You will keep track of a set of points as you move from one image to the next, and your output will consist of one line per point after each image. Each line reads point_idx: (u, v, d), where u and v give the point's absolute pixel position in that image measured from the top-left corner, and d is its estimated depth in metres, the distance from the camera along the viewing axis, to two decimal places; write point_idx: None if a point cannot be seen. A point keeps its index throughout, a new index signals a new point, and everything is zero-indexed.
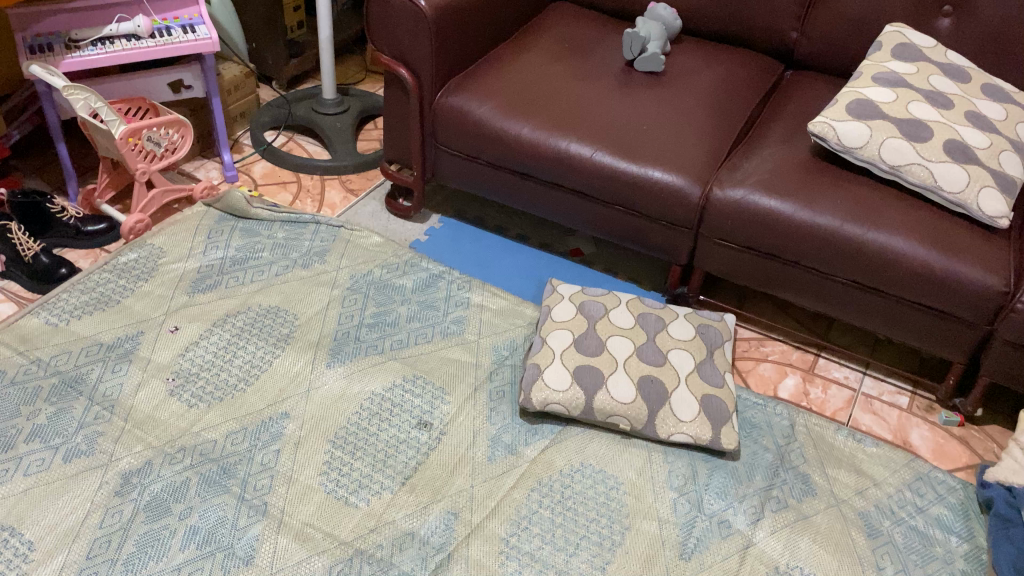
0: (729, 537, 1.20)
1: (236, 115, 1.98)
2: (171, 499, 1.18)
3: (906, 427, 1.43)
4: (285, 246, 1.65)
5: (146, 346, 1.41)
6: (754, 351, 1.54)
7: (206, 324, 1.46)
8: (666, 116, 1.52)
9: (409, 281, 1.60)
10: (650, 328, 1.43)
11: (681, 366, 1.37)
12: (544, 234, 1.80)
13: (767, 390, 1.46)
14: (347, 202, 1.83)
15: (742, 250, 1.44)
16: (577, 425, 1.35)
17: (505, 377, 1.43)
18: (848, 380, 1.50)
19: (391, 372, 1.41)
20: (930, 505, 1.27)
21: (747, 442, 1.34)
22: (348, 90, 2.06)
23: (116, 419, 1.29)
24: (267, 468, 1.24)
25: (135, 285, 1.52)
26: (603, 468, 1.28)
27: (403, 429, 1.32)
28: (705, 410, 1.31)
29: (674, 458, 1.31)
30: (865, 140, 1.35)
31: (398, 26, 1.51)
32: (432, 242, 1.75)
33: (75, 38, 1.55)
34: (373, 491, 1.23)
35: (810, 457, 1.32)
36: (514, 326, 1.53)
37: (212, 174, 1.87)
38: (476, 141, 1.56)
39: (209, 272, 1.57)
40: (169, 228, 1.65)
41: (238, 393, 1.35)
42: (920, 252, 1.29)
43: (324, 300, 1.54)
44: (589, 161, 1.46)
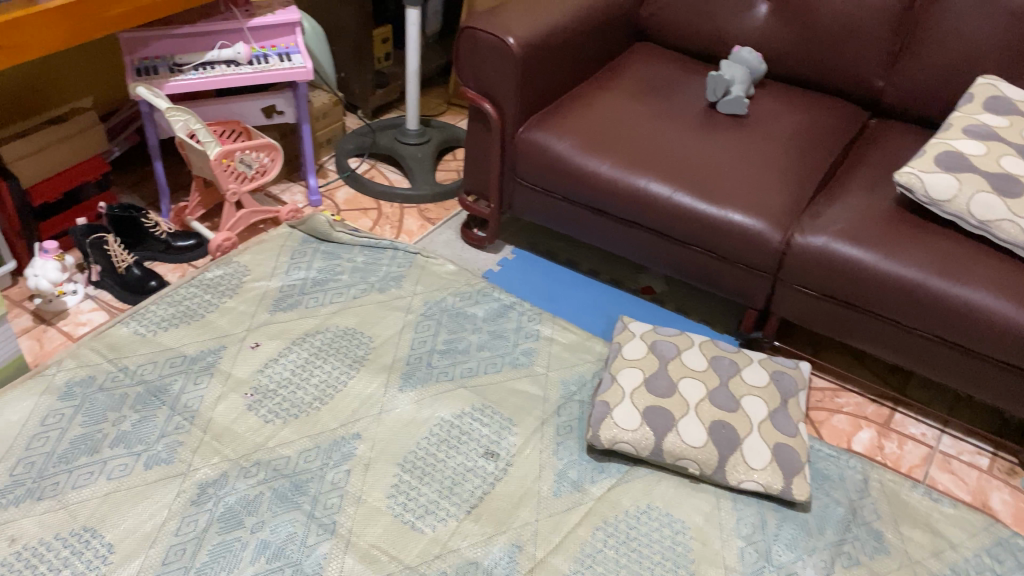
0: None
1: (322, 141, 2.05)
2: (244, 512, 1.21)
3: (986, 490, 1.38)
4: (363, 270, 1.69)
5: (228, 360, 1.46)
6: (828, 402, 1.51)
7: (285, 341, 1.50)
8: (748, 160, 1.52)
9: (481, 310, 1.62)
10: (723, 372, 1.41)
11: (754, 413, 1.35)
12: (616, 271, 1.80)
13: (840, 442, 1.43)
14: (424, 230, 1.87)
15: (820, 297, 1.42)
16: (645, 466, 1.34)
17: (573, 412, 1.43)
18: (925, 437, 1.46)
19: (461, 400, 1.43)
20: (1010, 573, 1.22)
21: (818, 494, 1.32)
22: (430, 122, 2.11)
23: (195, 430, 1.33)
24: (337, 487, 1.27)
25: (220, 301, 1.57)
26: (670, 511, 1.27)
27: (470, 457, 1.33)
28: (777, 459, 1.29)
29: (742, 506, 1.29)
30: (953, 193, 1.32)
31: (486, 62, 1.54)
32: (505, 273, 1.77)
33: (179, 62, 1.62)
34: (439, 517, 1.24)
35: (883, 513, 1.29)
36: (584, 361, 1.53)
37: (297, 198, 1.93)
38: (555, 177, 1.58)
39: (290, 291, 1.62)
40: (254, 248, 1.71)
41: (313, 411, 1.38)
42: (1008, 309, 1.25)
43: (399, 325, 1.57)
44: (668, 201, 1.46)
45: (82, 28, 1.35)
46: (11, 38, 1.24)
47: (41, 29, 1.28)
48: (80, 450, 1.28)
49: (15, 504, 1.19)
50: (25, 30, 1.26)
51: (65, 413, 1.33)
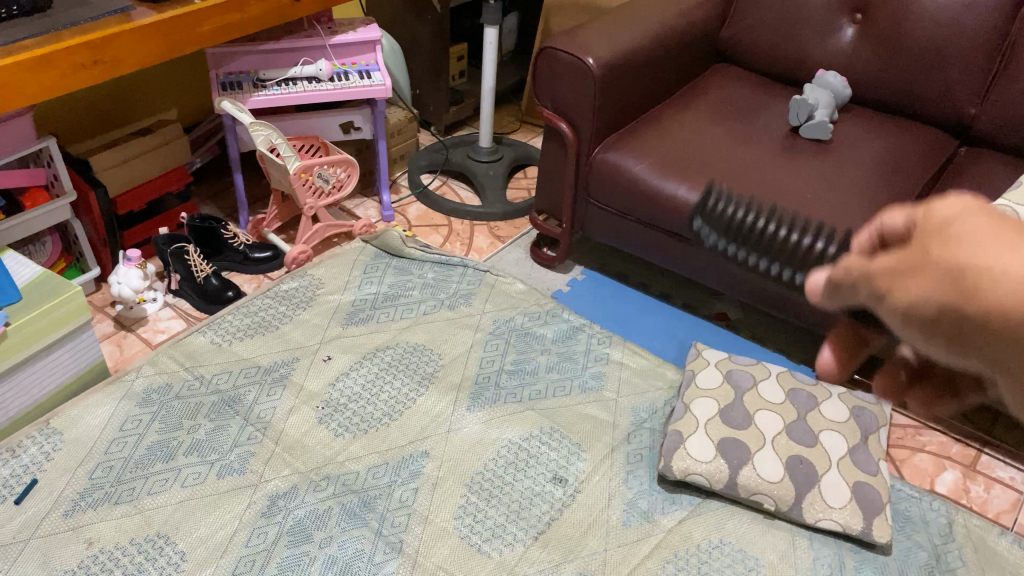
0: None
1: (396, 157, 2.07)
2: (313, 527, 1.22)
3: None
4: (434, 287, 1.69)
5: (300, 372, 1.47)
6: (909, 440, 1.45)
7: (357, 355, 1.51)
8: (832, 186, 1.48)
9: (550, 331, 1.61)
10: (800, 405, 1.38)
11: (833, 449, 1.31)
12: (688, 295, 1.77)
13: (923, 483, 1.37)
14: (494, 247, 1.87)
15: None
16: (717, 499, 1.31)
17: (643, 440, 1.41)
18: (1014, 481, 1.39)
19: (529, 423, 1.41)
20: None
21: (900, 536, 1.26)
22: (502, 139, 2.11)
23: (267, 441, 1.34)
24: (404, 505, 1.26)
25: (293, 313, 1.59)
26: (743, 547, 1.23)
27: (538, 482, 1.31)
28: (857, 499, 1.25)
29: (820, 546, 1.24)
30: None
31: (564, 82, 1.53)
32: (574, 293, 1.75)
33: (263, 78, 1.66)
34: (506, 541, 1.22)
35: (969, 560, 1.23)
36: (655, 388, 1.50)
37: (370, 213, 1.94)
38: (631, 199, 1.56)
39: (362, 306, 1.63)
40: (328, 261, 1.73)
41: (382, 427, 1.38)
42: None
43: (468, 343, 1.56)
44: (748, 227, 1.43)
45: (175, 44, 1.38)
46: (107, 53, 1.28)
47: (136, 44, 1.31)
48: (156, 456, 1.30)
49: (93, 507, 1.22)
50: (121, 44, 1.29)
51: (142, 419, 1.35)
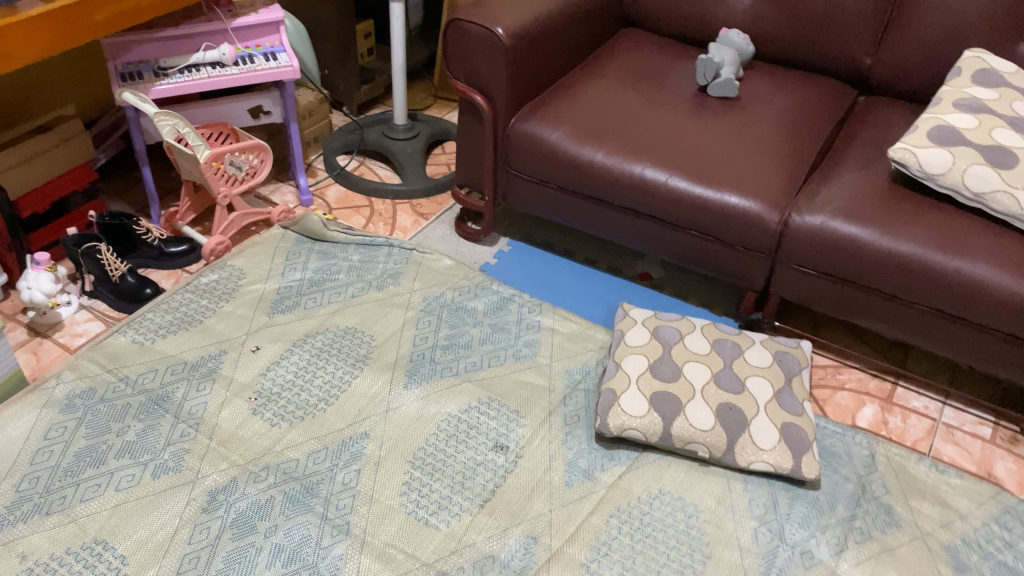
0: (812, 569, 1.18)
1: (309, 139, 2.03)
2: (257, 517, 1.21)
3: (991, 459, 1.38)
4: (360, 269, 1.68)
5: (229, 365, 1.44)
6: (830, 379, 1.52)
7: (286, 344, 1.49)
8: (742, 142, 1.52)
9: (480, 304, 1.61)
10: (726, 355, 1.43)
11: (760, 394, 1.36)
12: (613, 258, 1.79)
13: (845, 419, 1.44)
14: (418, 225, 1.85)
15: (820, 276, 1.43)
16: (654, 451, 1.35)
17: (580, 401, 1.44)
18: (927, 409, 1.47)
19: (467, 395, 1.42)
20: (1018, 539, 1.24)
21: (827, 471, 1.33)
22: (416, 116, 2.10)
23: (201, 436, 1.32)
24: (348, 487, 1.26)
25: (216, 306, 1.56)
26: (682, 496, 1.27)
27: (480, 451, 1.33)
28: (786, 439, 1.30)
29: (753, 486, 1.30)
30: (947, 167, 1.33)
31: (475, 53, 1.53)
32: (502, 265, 1.75)
33: (164, 66, 1.60)
34: (452, 512, 1.24)
35: (892, 487, 1.30)
36: (587, 350, 1.53)
37: (287, 198, 1.90)
38: (549, 166, 1.57)
39: (287, 293, 1.60)
40: (247, 251, 1.69)
41: (319, 412, 1.37)
42: (1007, 280, 1.26)
43: (399, 322, 1.56)
44: (666, 187, 1.46)
45: (67, 37, 1.33)
46: None
47: (25, 37, 1.26)
48: (85, 462, 1.26)
49: (24, 520, 1.18)
50: (10, 38, 1.23)
51: (67, 426, 1.31)
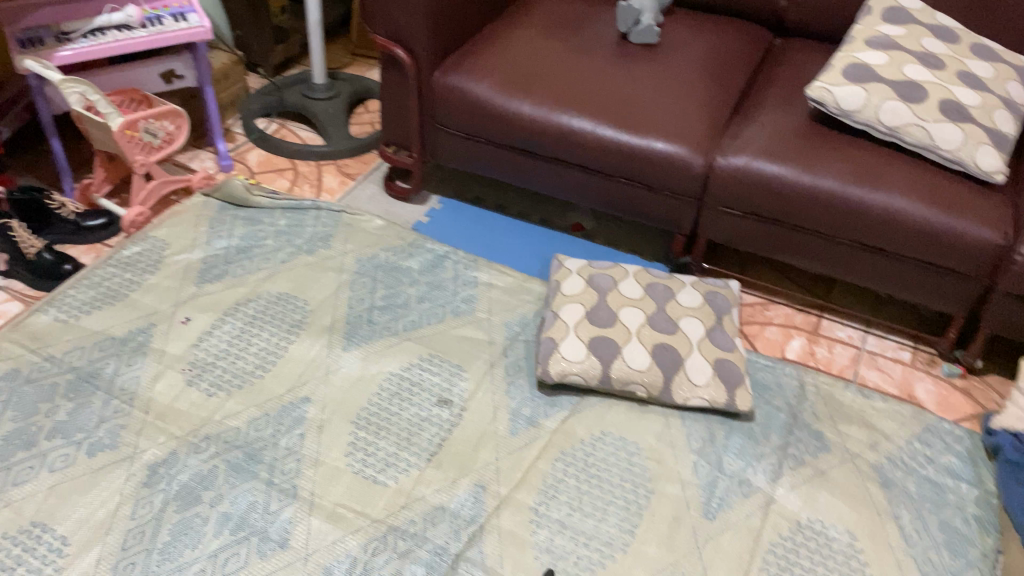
0: (750, 496, 1.23)
1: (226, 103, 1.97)
2: (201, 488, 1.19)
3: (911, 381, 1.45)
4: (288, 233, 1.64)
5: (159, 337, 1.41)
6: (759, 316, 1.56)
7: (217, 313, 1.46)
8: (666, 88, 1.54)
9: (415, 263, 1.60)
10: (659, 297, 1.46)
11: (693, 333, 1.40)
12: (544, 210, 1.80)
13: (774, 352, 1.49)
14: (346, 186, 1.82)
15: (746, 216, 1.46)
16: (595, 395, 1.37)
17: (520, 352, 1.45)
18: (851, 339, 1.53)
19: (407, 353, 1.42)
20: (939, 454, 1.31)
21: (760, 403, 1.37)
22: (337, 75, 2.05)
23: (136, 411, 1.29)
24: (292, 452, 1.25)
25: (141, 278, 1.51)
26: (624, 436, 1.31)
27: (424, 407, 1.33)
28: (719, 374, 1.35)
29: (691, 422, 1.34)
30: (863, 104, 1.37)
31: (394, 6, 1.50)
32: (433, 223, 1.74)
33: (66, 30, 1.53)
34: (400, 468, 1.24)
35: (821, 414, 1.36)
36: (523, 302, 1.54)
37: (207, 164, 1.85)
38: (476, 120, 1.56)
39: (215, 262, 1.56)
40: (170, 221, 1.64)
41: (257, 379, 1.35)
42: (921, 210, 1.32)
43: (333, 285, 1.54)
44: (593, 135, 1.47)
45: None
46: None
47: None
48: (15, 445, 1.22)
49: None
50: None
51: None
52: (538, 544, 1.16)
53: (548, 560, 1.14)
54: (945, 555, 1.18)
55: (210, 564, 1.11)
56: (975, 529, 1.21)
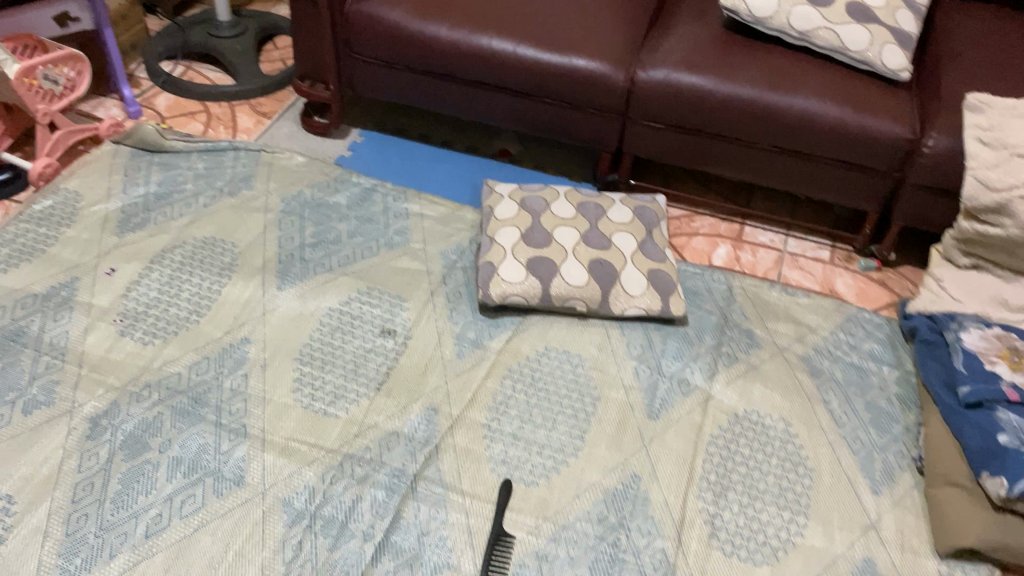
0: (690, 394, 1.29)
1: (125, 47, 1.88)
2: (148, 435, 1.17)
3: (831, 278, 1.53)
4: (208, 176, 1.60)
5: (85, 290, 1.36)
6: (686, 227, 1.61)
7: (143, 262, 1.42)
8: (582, 5, 1.54)
9: (343, 198, 1.58)
10: (591, 215, 1.48)
11: (626, 247, 1.43)
12: (468, 138, 1.79)
13: (703, 261, 1.54)
14: (262, 125, 1.77)
15: (669, 129, 1.49)
16: (535, 314, 1.39)
17: (458, 279, 1.46)
18: (773, 243, 1.59)
19: (345, 287, 1.41)
20: (861, 342, 1.39)
21: (693, 308, 1.43)
22: (240, 11, 1.98)
23: (70, 366, 1.25)
24: (238, 392, 1.24)
25: (58, 232, 1.45)
26: (566, 350, 1.34)
27: (368, 338, 1.33)
28: (653, 283, 1.38)
29: (630, 331, 1.38)
30: (774, 10, 1.41)
31: None
32: (357, 157, 1.71)
33: None
34: (350, 399, 1.25)
35: (750, 313, 1.42)
36: (457, 229, 1.55)
37: (113, 112, 1.77)
38: (393, 47, 1.53)
39: (134, 210, 1.51)
40: (80, 171, 1.57)
41: (193, 324, 1.33)
42: (835, 111, 1.37)
43: (261, 225, 1.51)
44: (514, 56, 1.47)
45: None
46: None
47: None
48: None
49: None
50: None
51: None
52: (493, 458, 1.19)
53: (504, 471, 1.17)
54: (871, 432, 1.26)
55: (166, 507, 1.10)
56: (897, 407, 1.30)
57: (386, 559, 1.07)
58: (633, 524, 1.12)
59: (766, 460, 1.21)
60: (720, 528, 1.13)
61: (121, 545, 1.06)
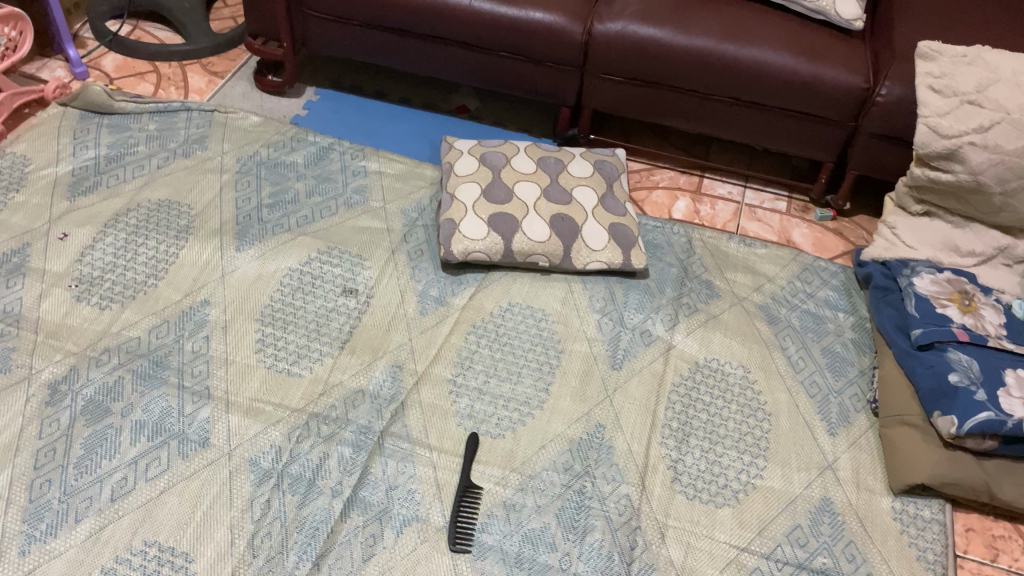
0: (652, 345, 1.30)
1: (68, 6, 1.82)
2: (109, 399, 1.16)
3: (789, 228, 1.55)
4: (161, 138, 1.56)
5: (38, 256, 1.33)
6: (646, 181, 1.62)
7: (97, 226, 1.39)
8: None
9: (299, 157, 1.56)
10: (551, 170, 1.47)
11: (587, 201, 1.43)
12: (426, 95, 1.77)
13: (663, 214, 1.55)
14: (214, 85, 1.74)
15: (627, 82, 1.49)
16: (498, 270, 1.40)
17: (420, 236, 1.45)
18: (732, 194, 1.61)
19: (305, 247, 1.40)
20: (818, 290, 1.42)
21: (654, 261, 1.44)
22: None
23: (26, 333, 1.23)
24: (200, 354, 1.23)
25: (7, 198, 1.42)
26: (529, 305, 1.35)
27: (330, 297, 1.33)
28: (614, 237, 1.39)
29: (591, 285, 1.39)
30: None
31: None
32: (313, 115, 1.69)
33: None
34: (314, 358, 1.24)
35: (710, 265, 1.44)
36: (417, 187, 1.54)
37: (58, 73, 1.71)
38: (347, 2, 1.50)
39: (85, 174, 1.48)
40: (27, 135, 1.53)
41: (151, 288, 1.31)
42: (789, 61, 1.38)
43: (216, 187, 1.48)
44: (470, 10, 1.45)
45: None
46: None
47: None
48: None
49: None
50: None
51: None
52: (459, 412, 1.20)
53: (470, 424, 1.19)
54: (828, 376, 1.29)
55: (131, 471, 1.09)
56: (853, 352, 1.33)
57: (356, 514, 1.08)
58: (598, 472, 1.14)
59: (727, 406, 1.24)
60: (683, 473, 1.15)
61: (87, 509, 1.05)
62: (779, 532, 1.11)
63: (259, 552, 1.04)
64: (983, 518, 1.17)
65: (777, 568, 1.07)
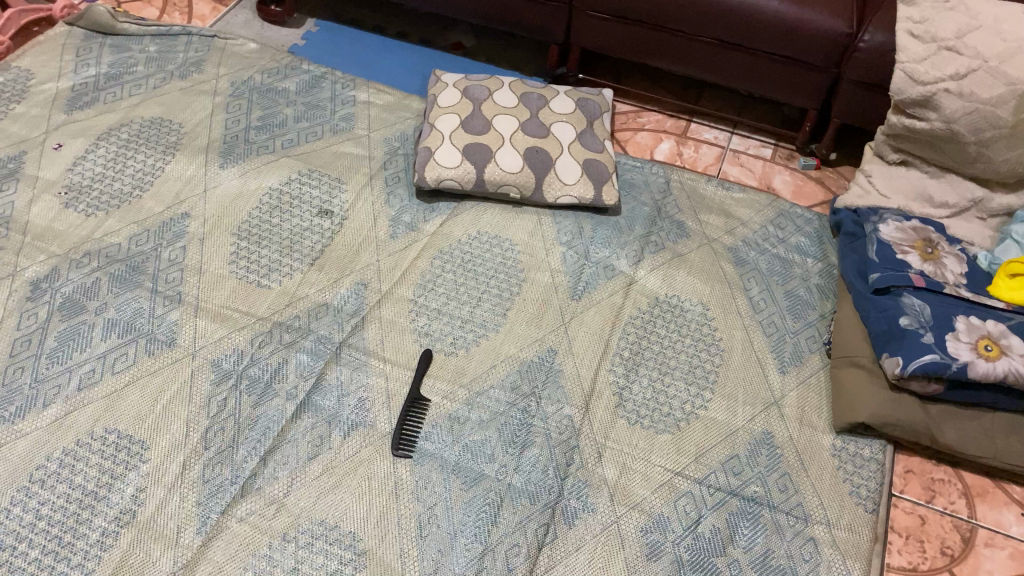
0: (613, 278, 1.33)
1: None
2: (85, 298, 1.22)
3: (770, 174, 1.55)
4: (159, 60, 1.61)
5: (32, 163, 1.40)
6: (632, 123, 1.63)
7: (90, 138, 1.45)
8: None
9: (291, 84, 1.60)
10: (532, 105, 1.49)
11: (564, 136, 1.45)
12: (424, 30, 1.79)
13: (644, 155, 1.57)
14: (218, 12, 1.78)
15: (613, 20, 1.50)
16: (471, 200, 1.43)
17: (399, 165, 1.49)
18: (717, 139, 1.61)
19: (286, 169, 1.44)
20: (790, 236, 1.42)
21: (628, 200, 1.46)
22: None
23: (14, 234, 1.30)
24: (176, 262, 1.29)
25: (8, 108, 1.48)
26: (498, 234, 1.37)
27: (306, 217, 1.37)
28: (587, 172, 1.41)
29: (561, 219, 1.41)
30: None
31: None
32: (310, 46, 1.72)
33: None
34: (284, 272, 1.29)
35: (684, 206, 1.45)
36: (403, 118, 1.57)
37: None
38: None
39: (84, 90, 1.53)
40: (32, 51, 1.59)
41: (135, 199, 1.36)
42: (773, 5, 1.38)
43: (207, 108, 1.53)
44: None
45: None
46: None
47: None
48: None
49: None
50: None
51: None
52: (417, 329, 1.24)
53: (426, 342, 1.23)
54: (787, 318, 1.30)
55: (99, 364, 1.16)
56: (816, 296, 1.34)
57: (307, 416, 1.13)
58: (544, 393, 1.18)
59: (680, 339, 1.26)
60: (628, 400, 1.18)
61: (54, 396, 1.12)
62: (715, 459, 1.13)
63: (211, 445, 1.09)
64: (925, 461, 1.18)
65: (709, 492, 1.10)
